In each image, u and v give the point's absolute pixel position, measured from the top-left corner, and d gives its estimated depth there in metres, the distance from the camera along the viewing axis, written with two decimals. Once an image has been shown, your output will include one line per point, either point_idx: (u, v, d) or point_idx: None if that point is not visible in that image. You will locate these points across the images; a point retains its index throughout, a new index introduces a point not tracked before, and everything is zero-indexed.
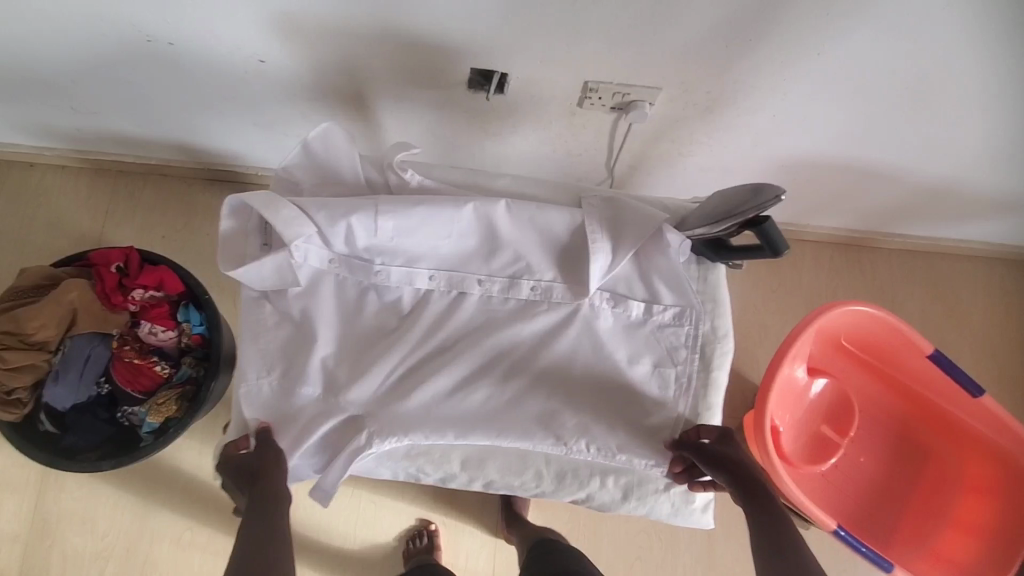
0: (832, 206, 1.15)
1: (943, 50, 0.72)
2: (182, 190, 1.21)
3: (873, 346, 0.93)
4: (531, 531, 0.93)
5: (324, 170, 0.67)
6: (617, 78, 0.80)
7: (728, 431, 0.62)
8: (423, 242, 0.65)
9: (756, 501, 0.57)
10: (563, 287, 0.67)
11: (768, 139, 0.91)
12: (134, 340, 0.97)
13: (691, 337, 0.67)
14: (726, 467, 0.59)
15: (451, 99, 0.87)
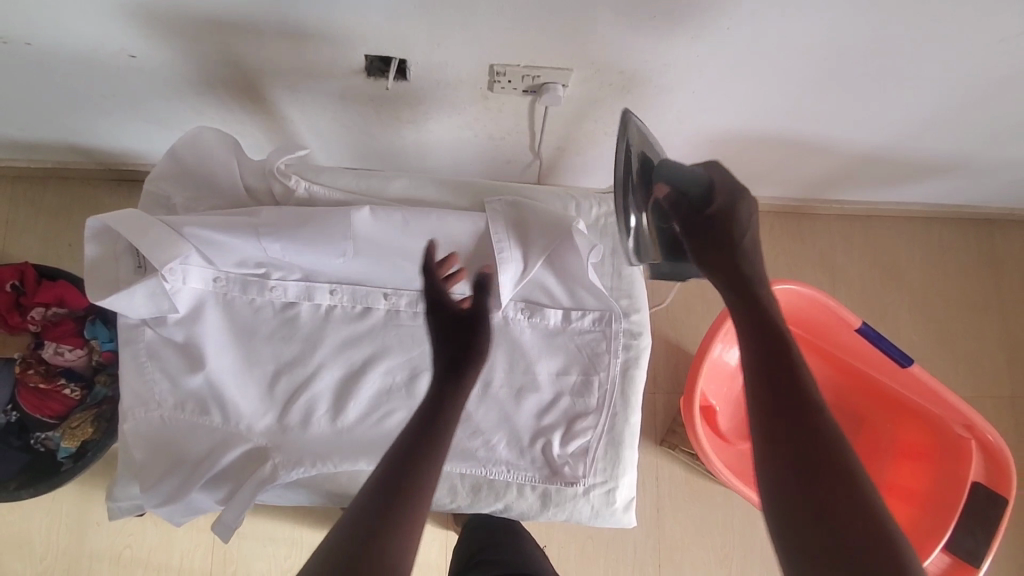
0: (766, 175, 1.13)
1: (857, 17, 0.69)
2: (87, 193, 1.13)
3: (804, 321, 0.94)
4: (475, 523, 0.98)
5: (199, 181, 0.61)
6: (524, 61, 0.75)
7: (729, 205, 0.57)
8: (314, 259, 0.60)
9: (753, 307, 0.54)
10: (475, 299, 0.64)
11: (691, 115, 0.88)
12: (38, 362, 0.91)
13: (611, 341, 0.65)
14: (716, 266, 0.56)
15: (353, 89, 0.81)
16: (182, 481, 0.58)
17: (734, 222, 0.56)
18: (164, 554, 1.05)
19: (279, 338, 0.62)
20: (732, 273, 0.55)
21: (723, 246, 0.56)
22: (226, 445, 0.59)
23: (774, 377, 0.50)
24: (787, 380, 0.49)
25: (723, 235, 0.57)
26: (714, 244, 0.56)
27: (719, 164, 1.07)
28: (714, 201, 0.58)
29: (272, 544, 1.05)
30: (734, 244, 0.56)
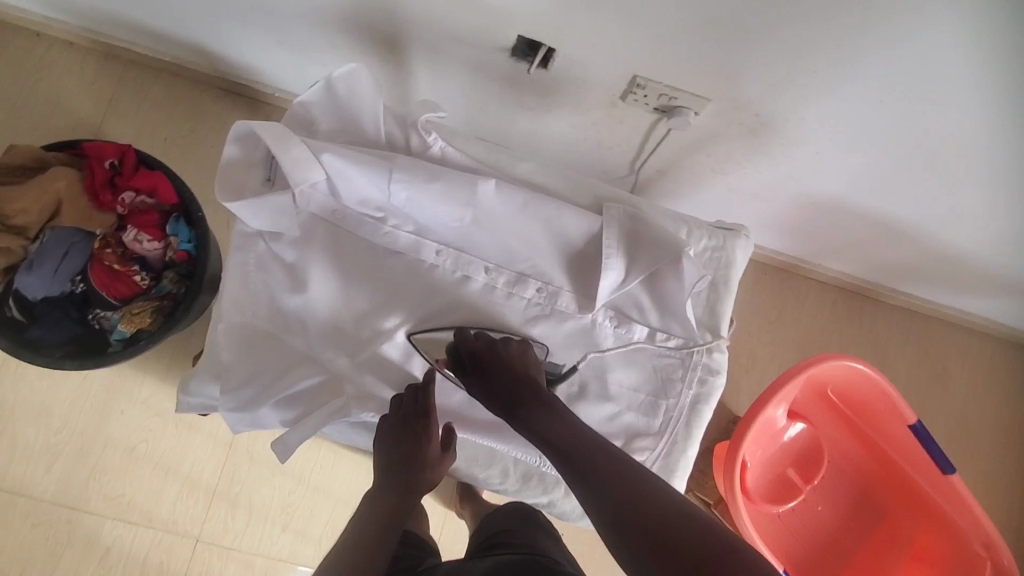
0: (847, 250, 1.13)
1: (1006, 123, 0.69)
2: (194, 96, 1.15)
3: (857, 403, 0.94)
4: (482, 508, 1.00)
5: (343, 113, 0.62)
6: (667, 80, 0.75)
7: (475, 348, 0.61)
8: (433, 215, 0.62)
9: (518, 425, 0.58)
10: (571, 297, 0.65)
11: (803, 175, 0.88)
12: (116, 244, 0.93)
13: (687, 370, 0.65)
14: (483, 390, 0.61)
15: (490, 64, 0.82)
16: (256, 394, 0.59)
17: (494, 357, 0.60)
18: (181, 454, 1.09)
19: (377, 285, 0.63)
20: (498, 396, 0.59)
21: (491, 387, 0.59)
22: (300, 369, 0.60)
23: (572, 451, 0.53)
24: (567, 462, 0.53)
25: (484, 372, 0.60)
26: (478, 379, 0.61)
27: (806, 228, 1.07)
28: (476, 342, 0.61)
29: (280, 476, 1.11)
30: (508, 378, 0.59)
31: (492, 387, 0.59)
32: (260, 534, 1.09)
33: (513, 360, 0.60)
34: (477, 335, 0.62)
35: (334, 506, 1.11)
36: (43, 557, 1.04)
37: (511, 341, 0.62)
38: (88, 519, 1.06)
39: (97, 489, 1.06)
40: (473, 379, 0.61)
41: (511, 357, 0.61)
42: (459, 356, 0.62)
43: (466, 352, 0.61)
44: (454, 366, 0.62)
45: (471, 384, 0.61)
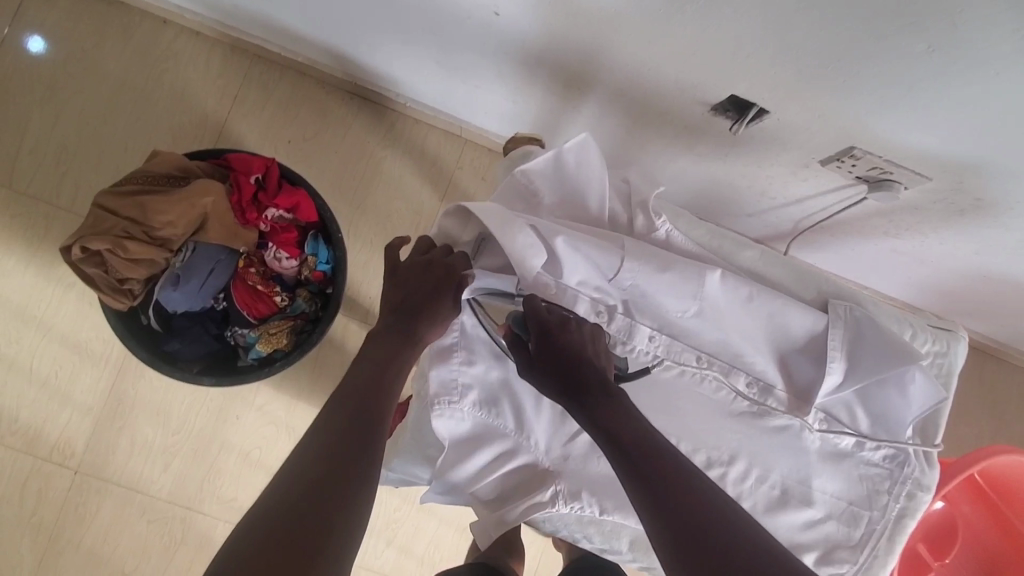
0: (994, 316, 1.07)
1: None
2: (320, 96, 1.11)
3: (1004, 484, 0.90)
4: None
5: (568, 186, 0.58)
6: (890, 156, 0.69)
7: (534, 306, 0.53)
8: (657, 303, 0.58)
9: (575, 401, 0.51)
10: (784, 396, 0.60)
11: (994, 253, 0.82)
12: (258, 262, 0.92)
13: (893, 482, 0.61)
14: (538, 366, 0.53)
15: (679, 113, 0.76)
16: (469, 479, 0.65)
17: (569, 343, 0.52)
18: None
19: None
20: (562, 378, 0.52)
21: (553, 368, 0.52)
22: (495, 444, 0.63)
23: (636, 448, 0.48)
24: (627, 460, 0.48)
25: (552, 351, 0.52)
26: (540, 349, 0.53)
27: (958, 294, 1.01)
28: (552, 316, 0.53)
29: (387, 493, 1.11)
30: (577, 367, 0.52)
31: (559, 365, 0.52)
32: (365, 548, 1.10)
33: (586, 346, 0.53)
34: (552, 309, 0.54)
35: (438, 525, 1.11)
36: (157, 553, 1.06)
37: (585, 326, 0.54)
38: (201, 520, 1.06)
39: (212, 490, 1.07)
40: (536, 354, 0.53)
41: (579, 345, 0.53)
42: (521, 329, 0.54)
43: (534, 327, 0.53)
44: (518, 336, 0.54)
45: (531, 360, 0.54)
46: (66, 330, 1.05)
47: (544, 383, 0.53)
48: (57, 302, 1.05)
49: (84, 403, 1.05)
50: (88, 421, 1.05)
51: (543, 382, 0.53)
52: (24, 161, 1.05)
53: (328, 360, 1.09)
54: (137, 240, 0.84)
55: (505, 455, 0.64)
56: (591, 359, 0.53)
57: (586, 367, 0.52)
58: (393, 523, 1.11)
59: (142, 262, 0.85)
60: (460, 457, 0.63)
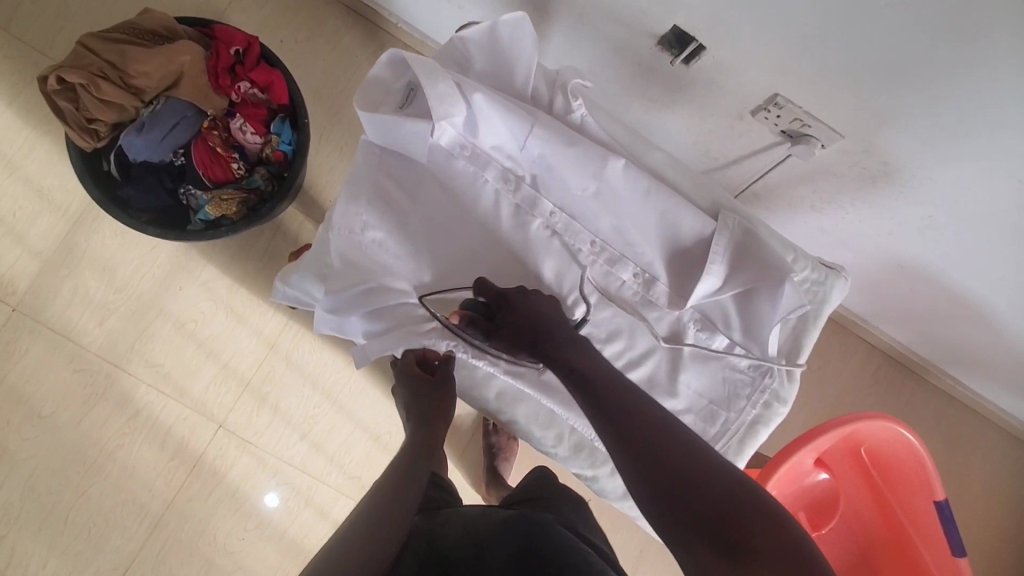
0: (912, 320, 1.11)
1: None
2: (317, 4, 1.16)
3: (885, 464, 0.93)
4: None
5: (499, 58, 0.63)
6: (808, 107, 0.74)
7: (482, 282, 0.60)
8: (560, 179, 0.63)
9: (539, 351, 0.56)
10: (665, 290, 0.66)
11: (903, 233, 0.88)
12: (223, 129, 0.96)
13: (754, 389, 0.66)
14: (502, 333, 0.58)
15: (631, 45, 0.82)
16: (352, 302, 0.61)
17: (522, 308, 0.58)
18: (223, 342, 1.12)
19: (474, 239, 0.65)
20: (524, 340, 0.57)
21: (515, 335, 0.57)
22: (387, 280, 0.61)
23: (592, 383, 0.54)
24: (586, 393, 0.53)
25: (510, 318, 0.58)
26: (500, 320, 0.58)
27: (878, 287, 1.06)
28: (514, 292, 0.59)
29: (308, 389, 1.13)
30: (535, 327, 0.57)
31: (520, 329, 0.57)
32: (279, 438, 1.12)
33: (540, 307, 0.59)
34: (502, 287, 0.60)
35: (354, 429, 1.14)
36: (77, 402, 1.08)
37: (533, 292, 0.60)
38: (126, 378, 1.10)
39: (142, 352, 1.10)
40: (499, 326, 0.58)
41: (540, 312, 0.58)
42: (479, 307, 0.59)
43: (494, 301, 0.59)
44: (480, 316, 0.59)
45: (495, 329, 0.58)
46: (33, 172, 1.08)
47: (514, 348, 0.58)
48: (30, 144, 1.09)
49: (35, 246, 1.09)
50: (35, 264, 1.08)
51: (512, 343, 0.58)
52: (24, 8, 1.09)
53: (277, 250, 1.12)
54: (111, 84, 0.89)
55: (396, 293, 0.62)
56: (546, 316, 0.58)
57: (542, 326, 0.57)
58: (310, 417, 1.13)
59: (113, 106, 0.90)
60: (354, 279, 0.60)
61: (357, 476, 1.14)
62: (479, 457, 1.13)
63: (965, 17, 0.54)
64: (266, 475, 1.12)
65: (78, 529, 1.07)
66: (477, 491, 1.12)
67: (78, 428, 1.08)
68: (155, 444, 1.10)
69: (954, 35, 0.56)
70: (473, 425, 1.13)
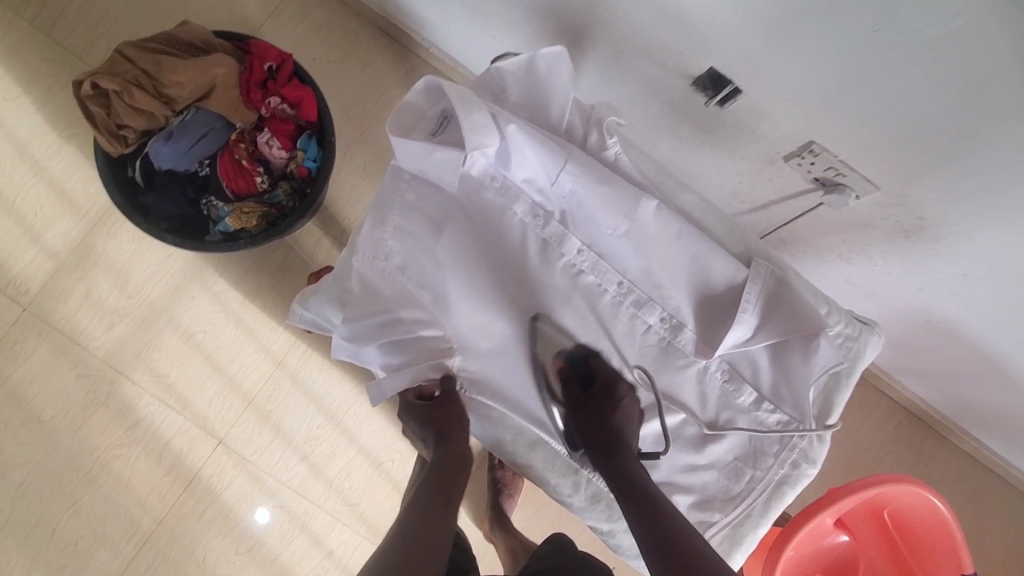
0: (939, 378, 1.07)
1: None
2: (351, 24, 1.16)
3: (911, 529, 0.88)
4: (517, 541, 0.97)
5: (536, 91, 0.62)
6: (844, 156, 0.73)
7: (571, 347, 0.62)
8: (590, 215, 0.61)
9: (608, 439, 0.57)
10: (692, 337, 0.64)
11: (936, 289, 0.85)
12: (250, 142, 0.96)
13: (782, 447, 0.63)
14: (582, 408, 0.59)
15: (666, 84, 0.81)
16: (372, 331, 0.59)
17: (610, 394, 0.60)
18: (230, 356, 1.10)
19: (498, 273, 0.63)
20: (592, 435, 0.58)
21: (588, 419, 0.59)
22: (406, 309, 0.60)
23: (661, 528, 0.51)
24: (634, 511, 0.53)
25: (596, 400, 0.60)
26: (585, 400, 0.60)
27: (904, 342, 1.03)
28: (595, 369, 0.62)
29: (313, 409, 1.10)
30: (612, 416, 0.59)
31: (599, 415, 0.59)
32: (277, 458, 1.09)
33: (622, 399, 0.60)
34: (588, 361, 0.62)
35: (355, 454, 1.11)
36: (78, 408, 1.07)
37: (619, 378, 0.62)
38: (128, 386, 1.08)
39: (147, 361, 1.09)
40: (582, 402, 0.60)
41: (613, 407, 0.59)
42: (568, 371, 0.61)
43: (583, 372, 0.61)
44: (564, 378, 0.61)
45: (574, 402, 0.60)
46: (57, 174, 1.09)
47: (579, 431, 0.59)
48: (56, 147, 1.09)
49: (52, 247, 1.08)
50: (51, 265, 1.08)
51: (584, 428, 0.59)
52: (65, 15, 1.11)
53: (292, 265, 1.11)
54: (144, 92, 0.89)
55: (414, 323, 0.60)
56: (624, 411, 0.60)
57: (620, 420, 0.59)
58: (310, 438, 1.10)
59: (143, 113, 0.91)
60: (374, 305, 0.58)
61: (355, 503, 1.10)
62: (483, 490, 1.09)
63: (1020, 81, 0.52)
64: (262, 496, 1.08)
65: (65, 541, 1.04)
66: (479, 525, 1.08)
67: (76, 434, 1.06)
68: (152, 457, 1.07)
69: (1007, 99, 0.54)
70: (479, 458, 1.09)
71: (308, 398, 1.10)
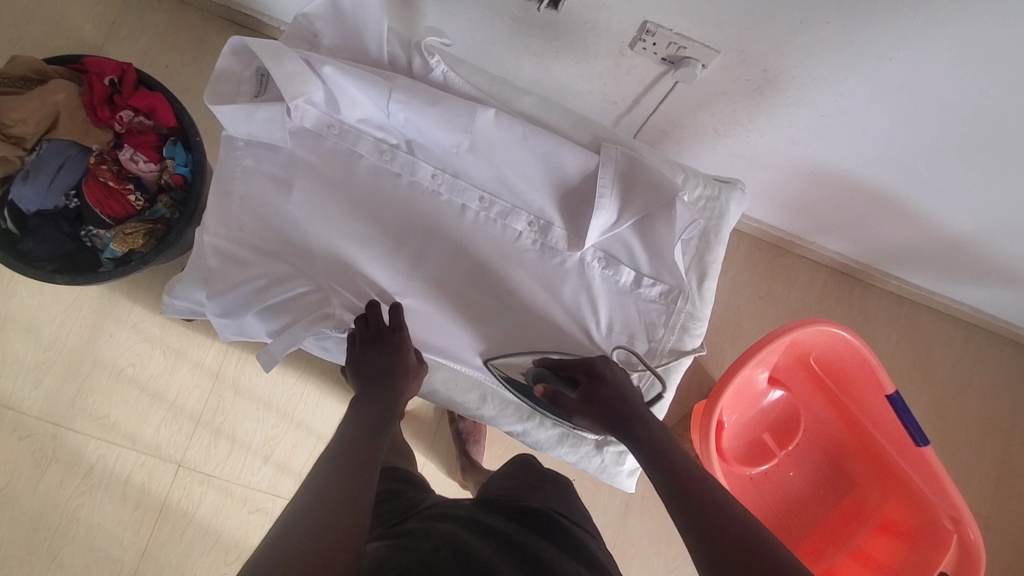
0: (846, 227, 1.11)
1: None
2: (198, 23, 1.12)
3: (837, 369, 0.93)
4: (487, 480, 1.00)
5: (348, 29, 0.62)
6: (679, 28, 0.74)
7: (546, 364, 0.62)
8: (431, 137, 0.61)
9: (626, 428, 0.56)
10: (562, 233, 0.66)
11: (807, 140, 0.88)
12: (113, 162, 0.93)
13: (671, 314, 0.66)
14: (587, 412, 0.58)
15: (501, 1, 0.80)
16: (242, 299, 0.59)
17: (605, 387, 0.58)
18: (166, 381, 1.09)
19: (360, 218, 0.63)
20: (609, 422, 0.57)
21: (598, 416, 0.58)
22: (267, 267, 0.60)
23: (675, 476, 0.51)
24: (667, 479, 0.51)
25: (595, 397, 0.58)
26: (590, 403, 0.58)
27: (805, 201, 1.07)
28: (566, 370, 0.61)
29: (263, 411, 1.11)
30: (614, 407, 0.57)
31: (601, 411, 0.57)
32: (241, 466, 1.10)
33: (616, 388, 0.58)
34: (573, 362, 0.61)
35: (317, 443, 1.12)
36: (26, 470, 1.05)
37: (607, 362, 0.60)
38: (72, 437, 1.07)
39: (84, 408, 1.07)
40: (582, 408, 0.59)
41: (600, 388, 0.58)
42: (557, 380, 0.61)
43: (571, 373, 0.60)
44: (556, 385, 0.61)
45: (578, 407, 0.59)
46: None
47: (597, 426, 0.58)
48: None
49: None
50: None
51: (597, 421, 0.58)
52: None
53: None
54: None
55: (280, 280, 0.61)
56: (626, 397, 0.58)
57: (627, 404, 0.57)
58: (268, 439, 1.11)
59: None
60: (237, 273, 0.59)
61: None
62: (450, 443, 1.11)
63: None
64: (236, 506, 1.09)
65: None
66: (454, 477, 1.10)
67: (32, 496, 1.05)
68: (116, 497, 1.07)
69: None
70: (437, 414, 1.10)
71: (256, 402, 1.11)
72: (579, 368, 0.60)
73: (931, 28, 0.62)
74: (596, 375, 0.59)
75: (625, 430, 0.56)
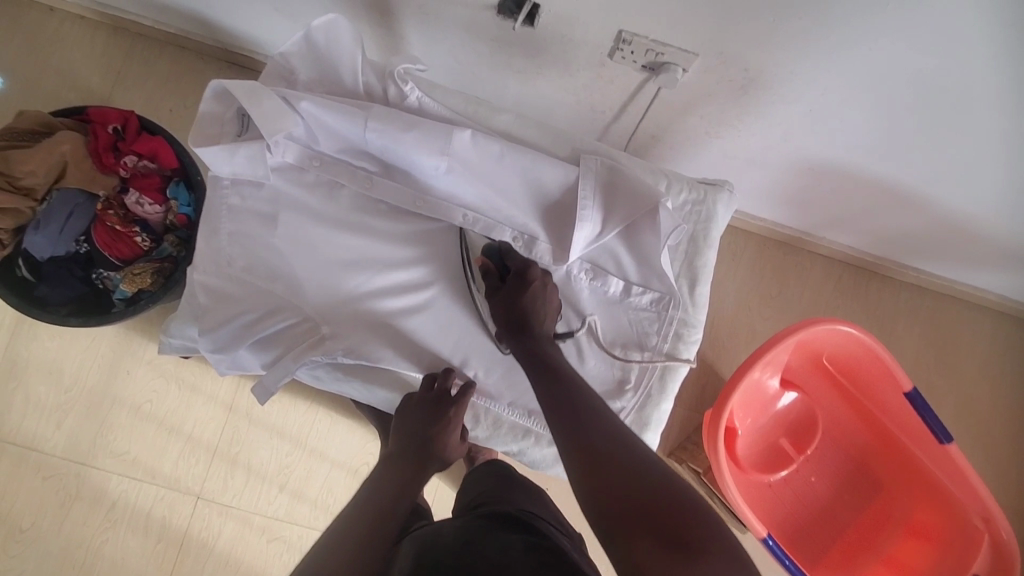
0: (854, 220, 1.08)
1: (1019, 76, 0.65)
2: (198, 66, 1.16)
3: (851, 368, 0.90)
4: None
5: (324, 64, 0.64)
6: (655, 34, 0.74)
7: (501, 245, 0.67)
8: (409, 162, 0.62)
9: (524, 342, 0.62)
10: (547, 248, 0.67)
11: (799, 135, 0.86)
12: (119, 207, 0.96)
13: (663, 321, 0.67)
14: (498, 302, 0.65)
15: (478, 22, 0.81)
16: (233, 336, 0.61)
17: (528, 296, 0.64)
18: (182, 415, 1.12)
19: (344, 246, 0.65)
20: (511, 320, 0.63)
21: (506, 313, 0.64)
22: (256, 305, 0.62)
23: (577, 419, 0.53)
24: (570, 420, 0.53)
25: (511, 298, 0.64)
26: (506, 301, 0.64)
27: (807, 196, 1.04)
28: (510, 263, 0.66)
29: (277, 439, 1.12)
30: (525, 314, 0.63)
31: (511, 316, 0.63)
32: (258, 495, 1.11)
33: (537, 302, 0.64)
34: (520, 259, 0.66)
35: (330, 469, 1.13)
36: (53, 509, 1.08)
37: (537, 269, 0.65)
38: (95, 474, 1.09)
39: (105, 445, 1.10)
40: (498, 299, 0.65)
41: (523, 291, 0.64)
42: (499, 267, 0.67)
43: (513, 265, 0.66)
44: (495, 270, 0.67)
45: (497, 297, 0.65)
46: None
47: (501, 322, 0.65)
48: None
49: None
50: None
51: (500, 318, 0.64)
52: None
53: None
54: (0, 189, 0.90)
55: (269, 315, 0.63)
56: (534, 312, 0.64)
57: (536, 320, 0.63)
58: (283, 466, 1.12)
59: (8, 212, 0.91)
60: (226, 312, 0.62)
61: None
62: (462, 462, 1.10)
63: None
64: (255, 535, 1.10)
65: None
66: None
67: (59, 534, 1.08)
68: (139, 532, 1.09)
69: None
70: None
71: (270, 430, 1.13)
72: (518, 267, 0.66)
73: (910, 14, 0.60)
74: (529, 279, 0.64)
75: (523, 337, 0.62)
